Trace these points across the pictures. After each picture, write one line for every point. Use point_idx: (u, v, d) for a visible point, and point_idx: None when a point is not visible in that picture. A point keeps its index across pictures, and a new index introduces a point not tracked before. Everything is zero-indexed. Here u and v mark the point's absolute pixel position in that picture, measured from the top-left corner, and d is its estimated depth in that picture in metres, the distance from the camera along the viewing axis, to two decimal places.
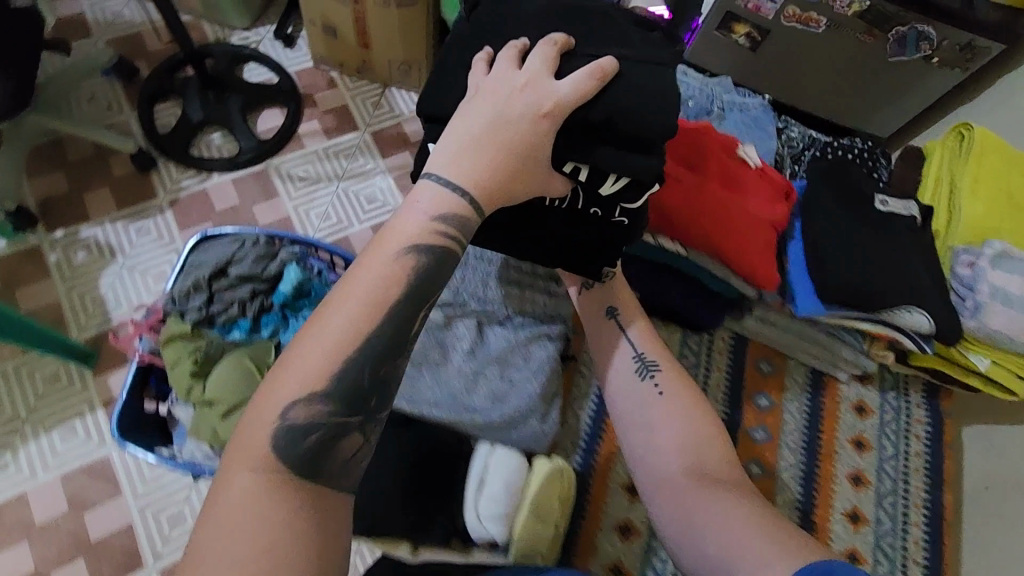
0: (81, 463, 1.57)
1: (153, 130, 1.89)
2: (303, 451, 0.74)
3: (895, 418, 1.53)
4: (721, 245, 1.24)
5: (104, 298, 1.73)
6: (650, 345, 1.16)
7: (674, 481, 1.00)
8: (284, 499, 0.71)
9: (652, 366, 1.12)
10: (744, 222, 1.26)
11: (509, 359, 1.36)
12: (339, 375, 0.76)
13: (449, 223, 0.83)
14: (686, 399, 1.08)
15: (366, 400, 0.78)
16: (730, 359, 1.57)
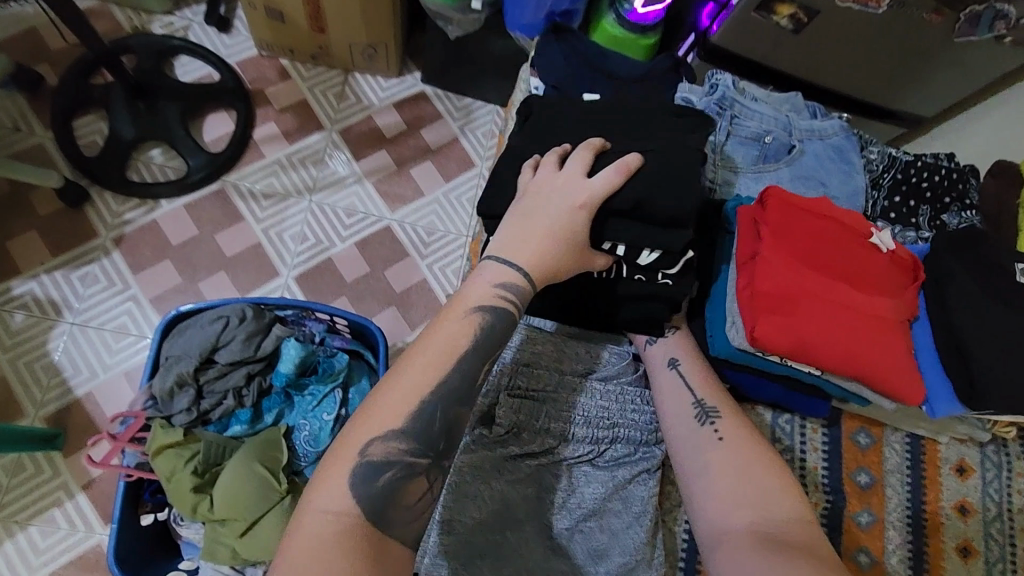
0: (71, 556, 1.28)
1: (75, 153, 1.46)
2: (375, 494, 0.60)
3: (996, 475, 0.88)
4: (853, 369, 0.72)
5: (58, 364, 1.38)
6: (702, 380, 0.80)
7: (738, 550, 0.65)
8: (356, 546, 0.57)
9: (710, 407, 0.78)
10: (882, 326, 0.73)
11: (596, 505, 0.78)
12: (412, 416, 0.63)
13: (515, 286, 0.71)
14: (750, 440, 0.74)
15: (435, 443, 0.65)
16: (826, 432, 0.87)
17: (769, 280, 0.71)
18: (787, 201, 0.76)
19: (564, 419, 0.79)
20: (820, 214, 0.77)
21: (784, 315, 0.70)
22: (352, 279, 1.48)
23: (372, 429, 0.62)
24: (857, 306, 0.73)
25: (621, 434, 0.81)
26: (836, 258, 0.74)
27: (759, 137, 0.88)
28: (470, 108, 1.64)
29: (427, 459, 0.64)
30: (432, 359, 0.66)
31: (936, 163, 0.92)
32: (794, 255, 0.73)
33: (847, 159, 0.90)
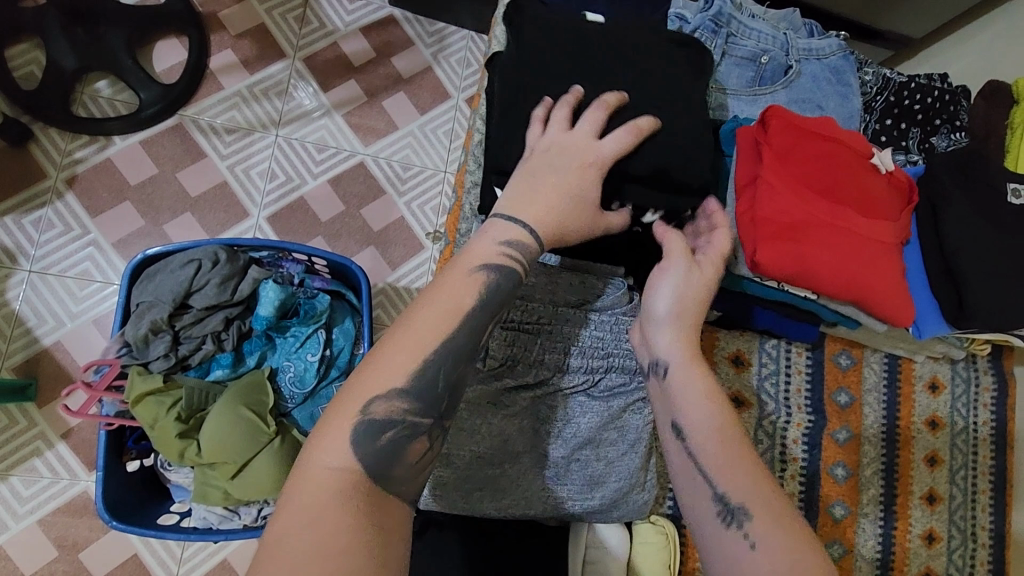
0: (58, 502, 1.27)
1: (11, 85, 1.33)
2: (379, 450, 0.56)
3: (966, 391, 0.92)
4: (848, 293, 0.73)
5: (20, 314, 1.31)
6: (717, 449, 0.62)
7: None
8: (354, 499, 0.53)
9: (734, 502, 0.59)
10: (879, 250, 0.73)
11: (594, 436, 0.79)
12: (417, 373, 0.59)
13: (521, 245, 0.67)
14: (787, 535, 0.56)
15: (438, 403, 0.60)
16: (810, 354, 0.88)
17: (768, 206, 0.71)
18: (790, 122, 0.74)
19: (560, 352, 0.78)
20: (821, 135, 0.75)
21: (783, 241, 0.71)
22: (327, 219, 1.42)
23: (376, 385, 0.58)
24: (852, 230, 0.73)
25: (622, 367, 0.80)
26: (838, 180, 0.73)
27: (755, 56, 0.85)
28: (443, 34, 1.54)
29: (430, 419, 0.60)
30: (436, 319, 0.61)
31: (929, 83, 0.90)
32: (795, 179, 0.73)
33: (844, 80, 0.87)
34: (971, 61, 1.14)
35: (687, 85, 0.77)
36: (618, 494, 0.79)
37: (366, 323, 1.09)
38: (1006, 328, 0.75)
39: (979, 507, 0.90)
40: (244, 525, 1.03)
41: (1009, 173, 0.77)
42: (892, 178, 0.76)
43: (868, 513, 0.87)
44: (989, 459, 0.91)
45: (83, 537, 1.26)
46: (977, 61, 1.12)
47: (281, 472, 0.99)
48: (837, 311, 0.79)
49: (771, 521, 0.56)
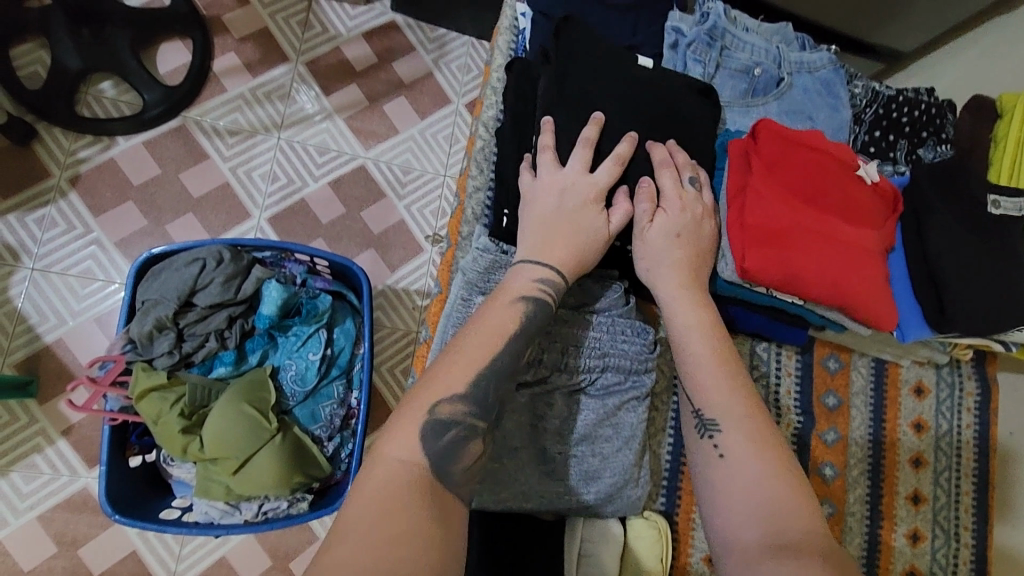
0: (57, 498, 1.28)
1: (16, 85, 1.35)
2: (442, 450, 0.60)
3: (949, 394, 0.94)
4: (836, 297, 0.75)
5: (23, 311, 1.33)
6: (709, 366, 0.71)
7: (748, 561, 0.57)
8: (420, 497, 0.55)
9: (709, 418, 0.69)
10: (864, 255, 0.76)
11: (591, 432, 0.81)
12: (474, 382, 0.65)
13: (552, 281, 0.73)
14: (755, 444, 0.65)
15: (491, 410, 0.65)
16: (800, 358, 0.91)
17: (757, 213, 0.74)
18: (779, 132, 0.77)
19: (559, 352, 0.80)
20: (808, 145, 0.78)
21: (771, 247, 0.73)
22: (327, 221, 1.44)
23: (440, 389, 0.63)
24: (836, 236, 0.76)
25: (620, 368, 0.82)
26: (824, 187, 0.76)
27: (748, 68, 0.88)
28: (444, 40, 1.57)
29: (485, 422, 0.65)
30: (481, 343, 0.67)
31: (916, 97, 0.93)
32: (783, 188, 0.75)
33: (834, 93, 0.90)
34: (958, 74, 1.17)
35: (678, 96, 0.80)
36: (614, 488, 0.81)
37: (367, 323, 1.11)
38: (987, 333, 0.78)
39: (962, 508, 0.93)
40: (245, 520, 1.05)
41: (988, 184, 0.79)
42: (877, 187, 0.79)
43: (855, 509, 0.90)
44: (973, 460, 0.94)
45: (82, 533, 1.27)
46: (964, 75, 1.15)
47: (284, 468, 1.01)
48: (824, 315, 0.82)
49: (742, 433, 0.66)
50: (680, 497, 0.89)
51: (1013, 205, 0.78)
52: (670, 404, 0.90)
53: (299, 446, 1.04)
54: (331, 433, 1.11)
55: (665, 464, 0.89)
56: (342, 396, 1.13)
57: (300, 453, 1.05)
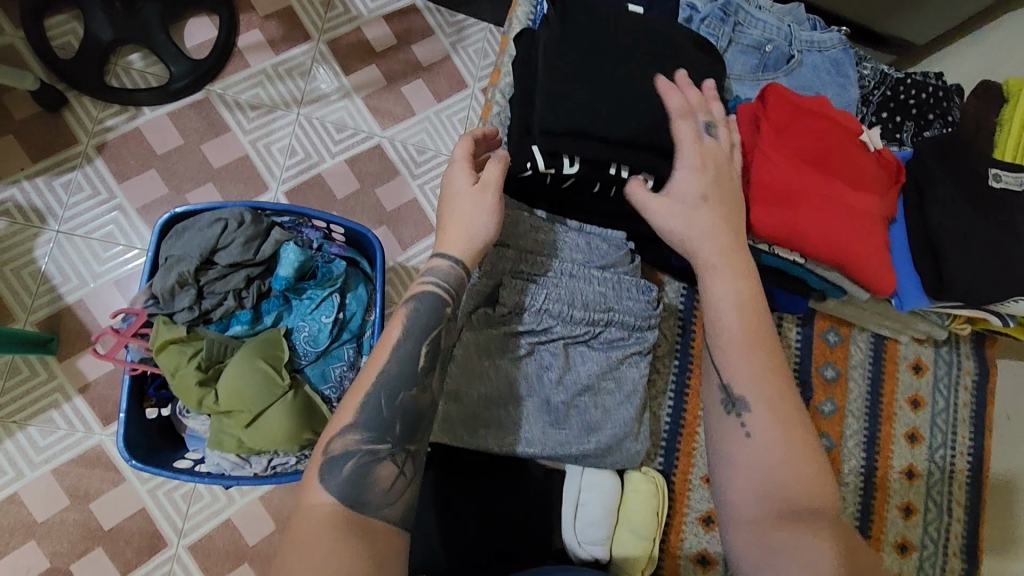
0: (72, 453, 1.32)
1: (49, 53, 1.40)
2: (347, 482, 0.67)
3: (947, 373, 0.96)
4: (836, 260, 0.78)
5: (46, 272, 1.37)
6: (740, 349, 0.74)
7: (759, 540, 0.66)
8: (343, 529, 0.63)
9: (738, 396, 0.73)
10: (866, 220, 0.78)
11: (593, 384, 0.83)
12: (360, 411, 0.70)
13: (439, 271, 0.77)
14: (780, 428, 0.70)
15: (392, 428, 0.71)
16: (800, 329, 0.93)
17: (765, 173, 0.77)
18: (788, 98, 0.80)
19: (564, 304, 0.82)
20: (815, 113, 0.80)
21: (776, 206, 0.77)
22: (342, 196, 1.48)
23: (332, 428, 0.69)
24: (842, 201, 0.78)
25: (624, 325, 0.84)
26: (831, 152, 0.79)
27: (760, 44, 0.90)
28: (462, 25, 1.60)
29: (388, 443, 0.70)
30: (373, 362, 0.73)
31: (923, 81, 0.96)
32: (791, 150, 0.78)
33: (843, 72, 0.92)
34: (970, 65, 1.19)
35: (691, 64, 0.83)
36: (612, 441, 0.84)
37: (380, 289, 1.14)
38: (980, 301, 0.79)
39: (956, 484, 0.95)
40: (255, 473, 1.08)
41: (991, 159, 0.81)
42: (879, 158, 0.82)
43: (848, 477, 0.92)
44: (968, 439, 0.96)
45: (95, 488, 1.31)
46: (976, 65, 1.17)
47: (295, 423, 1.05)
48: (824, 278, 0.84)
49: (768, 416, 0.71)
50: (677, 458, 0.92)
51: (1013, 179, 0.81)
52: (671, 366, 0.93)
53: (311, 403, 1.08)
54: (339, 394, 1.14)
55: (663, 424, 0.92)
56: (352, 359, 1.16)
57: (311, 410, 1.08)
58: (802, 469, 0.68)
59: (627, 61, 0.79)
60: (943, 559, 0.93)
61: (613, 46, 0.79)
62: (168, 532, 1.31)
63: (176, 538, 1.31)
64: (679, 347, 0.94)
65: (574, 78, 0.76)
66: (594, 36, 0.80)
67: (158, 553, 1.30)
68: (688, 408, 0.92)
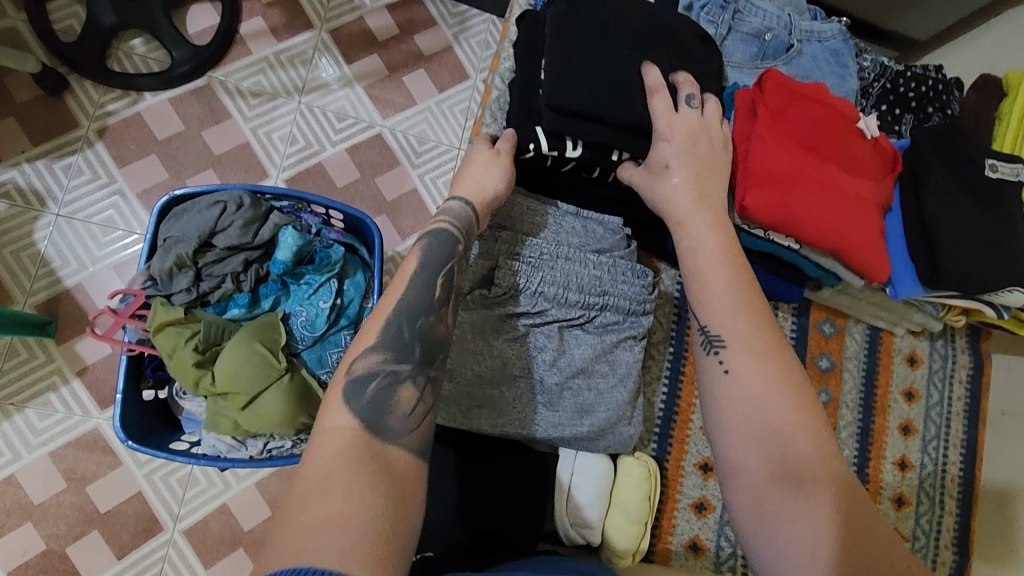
0: (69, 436, 1.32)
1: (51, 37, 1.40)
2: (369, 403, 0.64)
3: (941, 367, 0.97)
4: (832, 247, 0.78)
5: (45, 255, 1.37)
6: (718, 295, 0.73)
7: (751, 483, 0.63)
8: (366, 454, 0.60)
9: (715, 334, 0.71)
10: (861, 207, 0.79)
11: (587, 367, 0.84)
12: (382, 332, 0.68)
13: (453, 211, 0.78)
14: (760, 365, 0.68)
15: (412, 351, 0.69)
16: (795, 319, 0.94)
17: (763, 159, 0.76)
18: (784, 83, 0.79)
19: (559, 286, 0.82)
20: (811, 100, 0.80)
21: (773, 190, 0.76)
22: (342, 184, 1.48)
23: (354, 350, 0.67)
24: (838, 187, 0.78)
25: (618, 306, 0.85)
26: (826, 139, 0.79)
27: (760, 32, 0.90)
28: (465, 16, 1.59)
29: (409, 366, 0.68)
30: (392, 291, 0.72)
31: (923, 73, 0.96)
32: (788, 137, 0.78)
33: (842, 62, 0.93)
34: (971, 63, 1.19)
35: (690, 53, 0.83)
36: (605, 424, 0.84)
37: (378, 275, 1.15)
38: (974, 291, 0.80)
39: (948, 477, 0.95)
40: (251, 456, 1.08)
41: (987, 150, 0.81)
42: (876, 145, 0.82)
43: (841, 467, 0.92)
44: (962, 432, 0.96)
45: (91, 471, 1.32)
46: (976, 63, 1.17)
47: (291, 405, 1.05)
48: (819, 266, 0.84)
49: (746, 351, 0.69)
50: (670, 444, 0.93)
51: (1010, 170, 0.81)
52: (666, 353, 0.94)
53: (308, 386, 1.08)
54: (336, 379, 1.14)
55: (657, 410, 0.93)
56: (349, 344, 1.16)
57: (307, 393, 1.09)
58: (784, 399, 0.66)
59: (626, 49, 0.79)
60: (933, 553, 0.94)
61: (613, 34, 0.80)
62: (164, 516, 1.32)
63: (172, 522, 1.31)
64: (674, 334, 0.94)
65: (573, 64, 0.76)
66: (593, 23, 0.80)
67: (154, 537, 1.31)
68: (682, 395, 0.93)
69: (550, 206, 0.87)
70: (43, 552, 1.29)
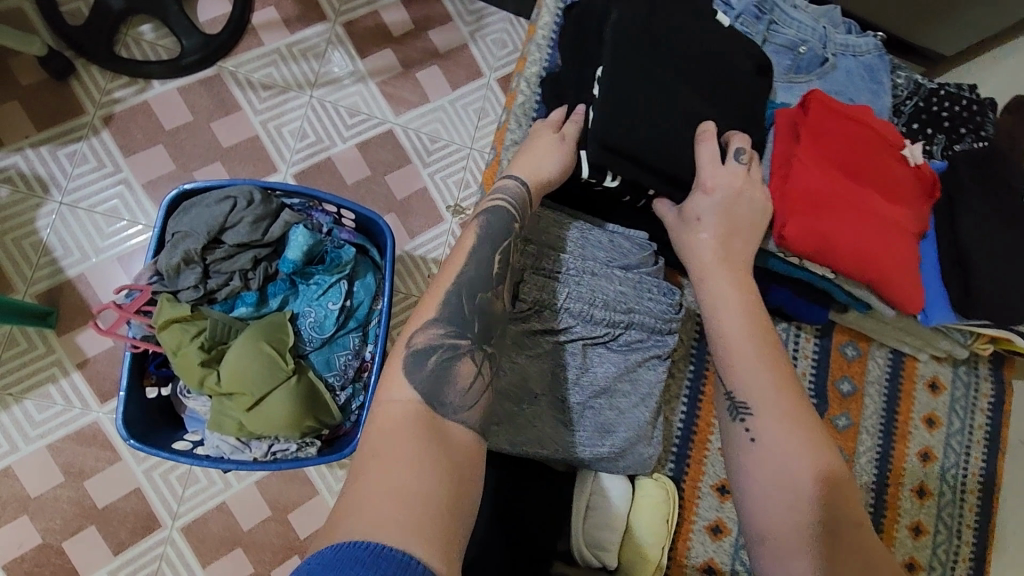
0: (68, 429, 1.30)
1: (59, 20, 1.37)
2: (427, 375, 0.68)
3: (964, 395, 0.95)
4: (866, 274, 0.78)
5: (47, 244, 1.35)
6: (746, 360, 0.77)
7: (774, 551, 0.67)
8: (423, 432, 0.64)
9: (741, 401, 0.75)
10: (898, 233, 0.79)
11: (612, 386, 0.84)
12: (443, 303, 0.73)
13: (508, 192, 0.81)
14: (786, 432, 0.72)
15: (472, 326, 0.73)
16: (818, 341, 0.94)
17: (799, 181, 0.78)
18: (830, 107, 0.80)
19: (585, 300, 0.82)
20: (853, 124, 0.81)
21: (808, 214, 0.77)
22: (352, 181, 1.45)
23: (414, 325, 0.72)
24: (874, 214, 0.79)
25: (644, 324, 0.85)
26: (864, 163, 0.80)
27: (795, 44, 0.89)
28: (482, 14, 1.56)
29: (467, 341, 0.72)
30: (451, 263, 0.76)
31: (958, 92, 0.94)
32: (828, 160, 0.79)
33: (877, 78, 0.90)
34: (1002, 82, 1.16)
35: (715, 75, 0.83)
36: (627, 441, 0.84)
37: (389, 276, 1.12)
38: (1008, 317, 0.78)
39: (966, 506, 0.93)
40: (254, 458, 1.06)
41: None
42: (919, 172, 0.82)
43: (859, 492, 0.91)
44: (982, 462, 0.94)
45: (90, 465, 1.29)
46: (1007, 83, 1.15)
47: (297, 408, 1.03)
48: (850, 294, 0.84)
49: (770, 420, 0.73)
50: (688, 465, 0.93)
51: None
52: (686, 372, 0.95)
53: (314, 389, 1.06)
54: (344, 383, 1.12)
55: (674, 427, 0.93)
56: (357, 348, 1.14)
57: (313, 397, 1.06)
58: (806, 470, 0.69)
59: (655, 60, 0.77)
60: None
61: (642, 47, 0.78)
62: (162, 514, 1.29)
63: (170, 520, 1.29)
64: (695, 354, 0.95)
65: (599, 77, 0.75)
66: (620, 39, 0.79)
67: (152, 535, 1.29)
68: (702, 417, 0.94)
69: (579, 222, 0.87)
70: (37, 547, 1.26)
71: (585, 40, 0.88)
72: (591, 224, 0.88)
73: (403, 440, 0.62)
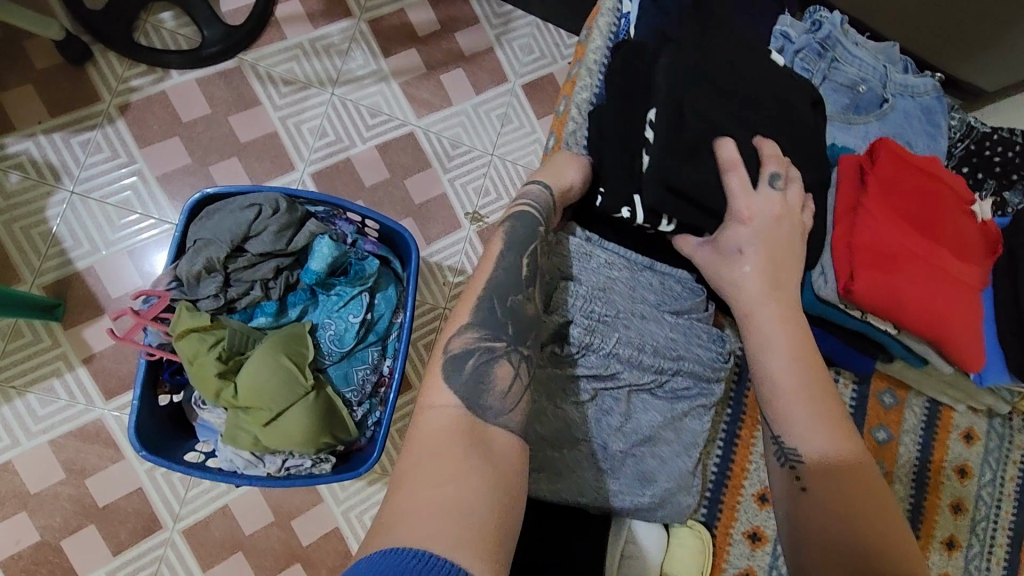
0: (72, 425, 1.27)
1: (77, 3, 1.32)
2: (467, 381, 0.67)
3: (997, 448, 1.05)
4: (931, 331, 0.83)
5: (57, 234, 1.31)
6: (795, 403, 0.77)
7: None
8: (465, 437, 0.62)
9: (790, 448, 0.77)
10: (963, 289, 0.85)
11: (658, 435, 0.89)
12: (477, 310, 0.72)
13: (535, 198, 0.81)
14: (839, 479, 0.73)
15: (505, 329, 0.72)
16: (856, 386, 1.03)
17: (868, 233, 0.81)
18: (900, 157, 0.84)
19: (634, 346, 0.85)
20: (925, 177, 0.85)
21: (882, 269, 0.80)
22: (370, 184, 1.41)
23: (452, 328, 0.71)
24: (941, 270, 0.83)
25: (693, 373, 0.90)
26: (934, 217, 0.84)
27: (854, 82, 0.92)
28: (509, 17, 1.53)
29: (503, 345, 0.71)
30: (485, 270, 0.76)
31: (1011, 138, 0.96)
32: (896, 212, 0.83)
33: (934, 121, 0.95)
34: None
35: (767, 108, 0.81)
36: (672, 485, 0.90)
37: (411, 290, 1.09)
38: None
39: (993, 559, 1.03)
40: (268, 473, 1.03)
41: None
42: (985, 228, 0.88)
43: None
44: (1011, 515, 1.04)
45: (92, 463, 1.26)
46: None
47: (313, 425, 1.00)
48: (907, 347, 0.89)
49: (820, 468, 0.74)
50: (720, 511, 1.04)
51: None
52: (725, 415, 1.06)
53: (332, 406, 1.03)
54: (360, 398, 1.09)
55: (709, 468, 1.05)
56: (375, 363, 1.11)
57: (330, 414, 1.03)
58: (863, 517, 0.69)
59: None
60: None
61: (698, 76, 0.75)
62: (164, 517, 1.27)
63: (171, 523, 1.26)
64: (733, 400, 1.07)
65: None
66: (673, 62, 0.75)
67: (153, 537, 1.26)
68: (735, 460, 1.06)
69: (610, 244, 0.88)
70: (35, 546, 1.23)
71: (632, 62, 0.84)
72: (641, 261, 0.89)
73: (444, 442, 0.60)
